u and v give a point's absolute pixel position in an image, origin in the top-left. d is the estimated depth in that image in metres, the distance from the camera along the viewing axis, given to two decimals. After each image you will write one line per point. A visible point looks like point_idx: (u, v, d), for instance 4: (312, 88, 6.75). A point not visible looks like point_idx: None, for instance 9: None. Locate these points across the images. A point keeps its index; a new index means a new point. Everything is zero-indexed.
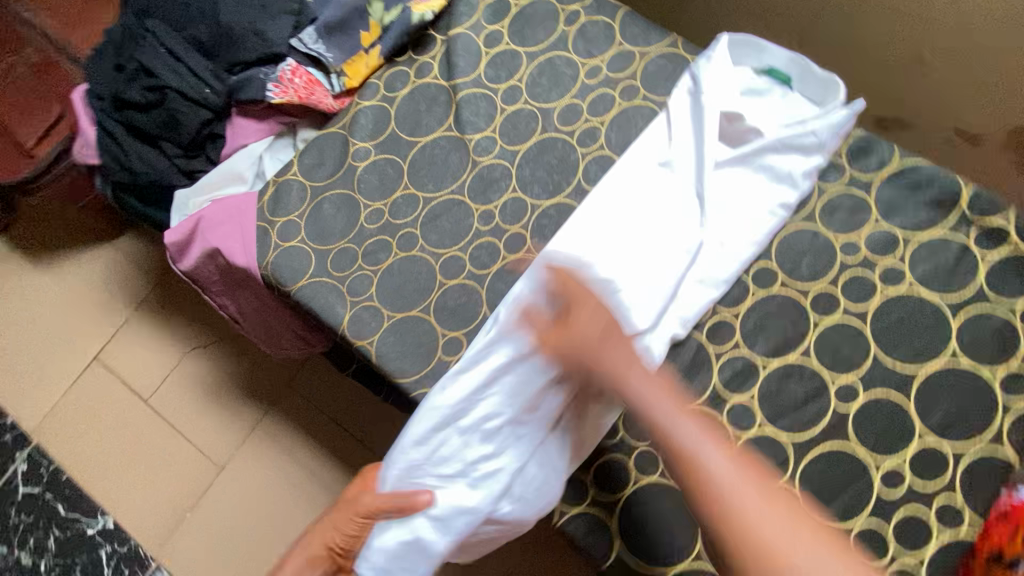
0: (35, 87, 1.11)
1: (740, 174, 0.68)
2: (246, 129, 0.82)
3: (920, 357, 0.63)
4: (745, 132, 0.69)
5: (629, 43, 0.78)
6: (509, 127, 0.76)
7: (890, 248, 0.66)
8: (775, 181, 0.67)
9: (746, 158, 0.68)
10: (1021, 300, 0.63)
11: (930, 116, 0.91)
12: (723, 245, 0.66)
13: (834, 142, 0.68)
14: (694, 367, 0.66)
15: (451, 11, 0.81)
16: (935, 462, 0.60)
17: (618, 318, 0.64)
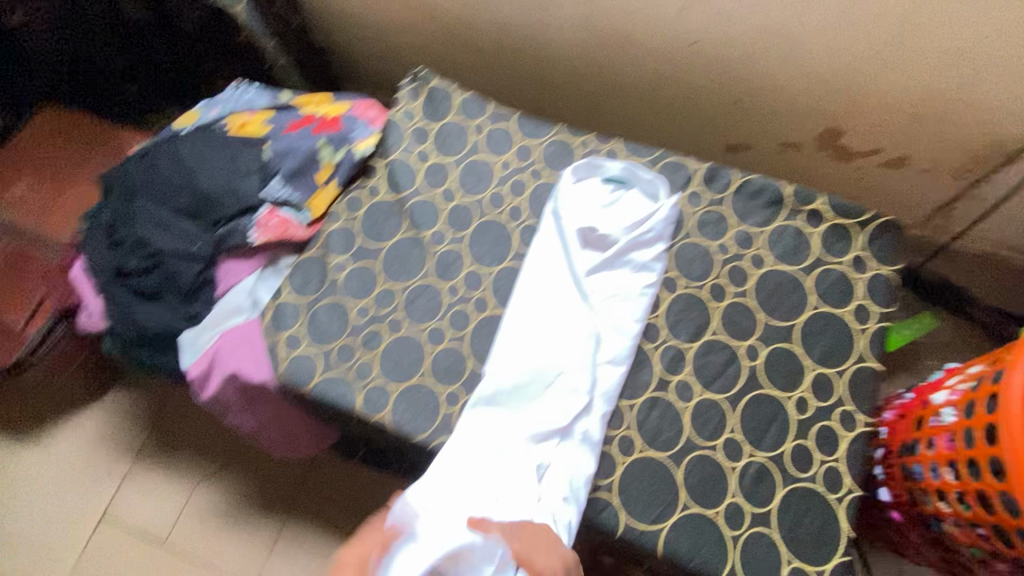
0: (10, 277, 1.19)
1: (611, 269, 0.88)
2: (237, 269, 0.97)
3: (793, 313, 0.85)
4: (604, 238, 0.89)
5: (527, 138, 1.03)
6: (452, 218, 0.96)
7: (750, 241, 0.90)
8: (637, 266, 0.88)
9: (609, 258, 0.88)
10: (845, 255, 0.88)
11: (758, 136, 1.21)
12: (612, 323, 0.85)
13: (668, 229, 0.90)
14: (638, 362, 0.84)
15: (384, 142, 1.03)
16: (826, 384, 0.80)
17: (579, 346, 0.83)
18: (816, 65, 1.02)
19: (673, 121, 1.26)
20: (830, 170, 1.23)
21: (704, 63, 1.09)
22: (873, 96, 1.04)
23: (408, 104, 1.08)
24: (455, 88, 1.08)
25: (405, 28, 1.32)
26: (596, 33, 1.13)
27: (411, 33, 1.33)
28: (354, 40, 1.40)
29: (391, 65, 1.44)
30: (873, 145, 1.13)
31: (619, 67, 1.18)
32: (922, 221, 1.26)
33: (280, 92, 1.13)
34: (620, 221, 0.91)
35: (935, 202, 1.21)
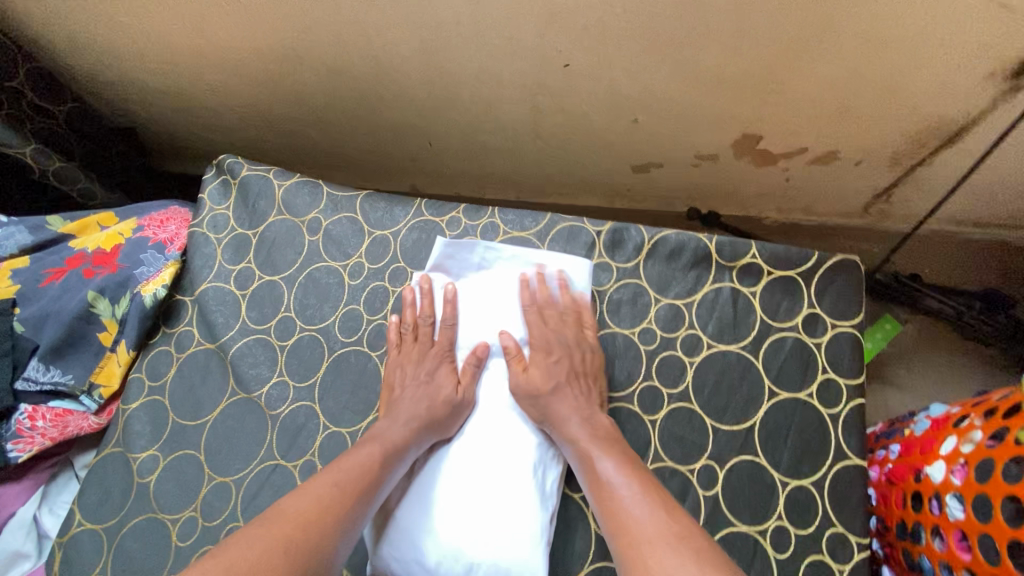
0: None
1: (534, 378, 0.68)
2: (2, 499, 0.68)
3: (747, 408, 0.66)
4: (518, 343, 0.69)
5: (378, 227, 0.78)
6: (294, 361, 0.72)
7: (678, 319, 0.71)
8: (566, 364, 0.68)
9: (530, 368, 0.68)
10: (795, 316, 0.69)
11: (666, 153, 1.02)
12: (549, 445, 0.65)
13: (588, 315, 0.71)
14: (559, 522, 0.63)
15: (190, 270, 0.77)
16: (804, 501, 0.62)
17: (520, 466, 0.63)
18: (715, 71, 0.82)
19: (568, 149, 1.05)
20: (754, 175, 1.05)
21: (585, 84, 0.88)
22: (787, 96, 0.86)
23: (216, 208, 0.81)
24: (273, 173, 0.81)
25: (220, 91, 1.04)
26: (448, 66, 0.90)
27: (229, 95, 1.05)
28: (162, 113, 1.11)
29: (220, 133, 1.16)
30: (797, 146, 0.96)
31: (488, 101, 0.96)
32: (863, 211, 1.11)
33: (43, 221, 0.83)
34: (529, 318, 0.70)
35: (874, 192, 1.06)
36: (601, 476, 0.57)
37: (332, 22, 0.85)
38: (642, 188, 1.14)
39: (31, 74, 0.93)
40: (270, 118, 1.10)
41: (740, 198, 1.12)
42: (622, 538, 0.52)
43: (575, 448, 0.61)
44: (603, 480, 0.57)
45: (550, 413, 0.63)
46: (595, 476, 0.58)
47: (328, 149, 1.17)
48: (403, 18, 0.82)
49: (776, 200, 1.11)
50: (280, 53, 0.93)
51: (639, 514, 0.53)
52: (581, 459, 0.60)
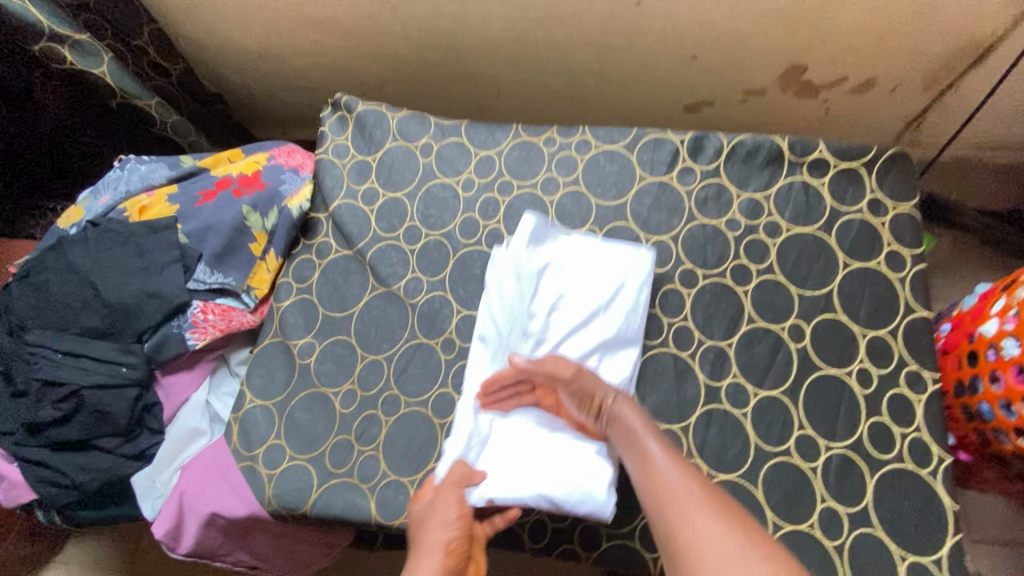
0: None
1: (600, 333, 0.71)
2: (180, 384, 0.81)
3: (825, 276, 0.77)
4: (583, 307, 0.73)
5: (483, 148, 0.89)
6: (424, 260, 0.82)
7: (758, 208, 0.81)
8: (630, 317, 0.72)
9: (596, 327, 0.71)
10: (861, 201, 0.80)
11: (719, 89, 1.13)
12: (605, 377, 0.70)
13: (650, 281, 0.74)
14: (657, 376, 0.74)
15: (321, 189, 0.87)
16: (883, 347, 0.73)
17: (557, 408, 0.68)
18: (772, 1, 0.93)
19: (629, 89, 1.15)
20: (797, 107, 1.16)
21: (651, 22, 0.99)
22: (834, 25, 0.96)
23: (336, 139, 0.91)
24: (385, 106, 0.92)
25: (310, 50, 1.14)
26: (529, 10, 1.00)
27: (317, 54, 1.15)
28: (251, 75, 1.22)
29: (301, 94, 1.26)
30: (839, 75, 1.07)
31: (558, 45, 1.07)
32: (896, 140, 1.22)
33: (180, 158, 0.94)
34: (599, 287, 0.73)
35: (907, 119, 1.16)
36: (643, 452, 0.58)
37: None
38: (690, 128, 1.24)
39: (151, 34, 1.04)
40: (350, 74, 1.20)
41: (782, 132, 1.23)
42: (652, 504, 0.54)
43: (619, 428, 0.62)
44: (640, 451, 0.58)
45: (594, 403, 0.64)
46: (635, 450, 0.59)
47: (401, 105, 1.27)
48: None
49: (816, 132, 1.22)
50: (373, 7, 1.03)
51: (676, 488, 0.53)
52: (625, 447, 0.60)
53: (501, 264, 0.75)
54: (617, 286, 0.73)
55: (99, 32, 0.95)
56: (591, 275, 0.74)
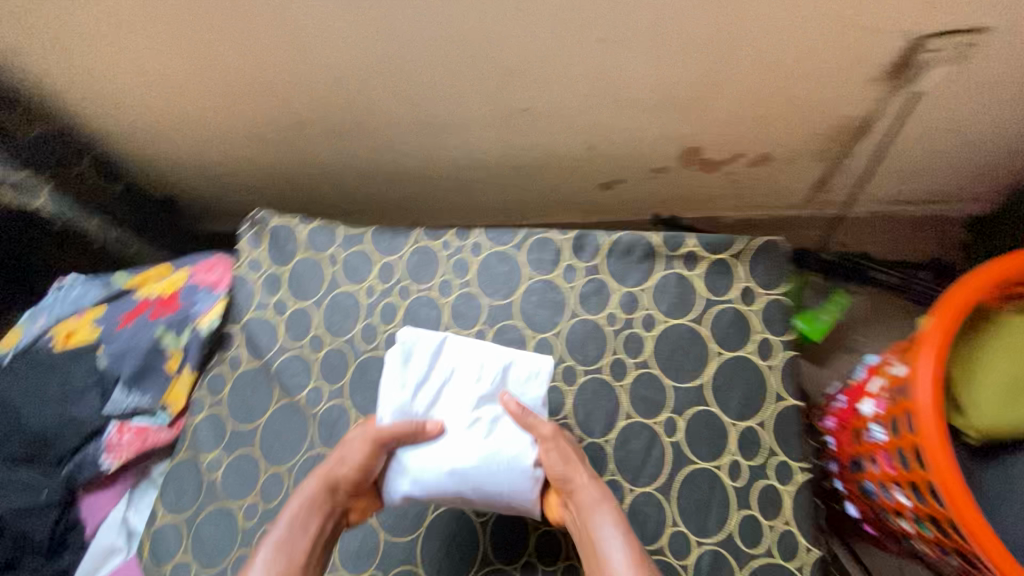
0: None
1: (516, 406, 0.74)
2: (100, 502, 0.85)
3: (698, 367, 0.80)
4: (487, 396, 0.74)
5: (385, 254, 0.94)
6: (326, 368, 0.87)
7: (636, 302, 0.85)
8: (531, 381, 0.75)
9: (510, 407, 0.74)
10: (733, 289, 0.83)
11: (624, 169, 1.19)
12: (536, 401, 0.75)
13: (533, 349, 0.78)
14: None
15: (234, 304, 0.94)
16: (752, 438, 0.75)
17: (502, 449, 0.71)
18: (651, 97, 0.99)
19: (540, 175, 1.21)
20: (704, 180, 1.21)
21: (546, 120, 1.05)
22: (715, 112, 1.02)
23: (252, 253, 0.98)
24: (296, 219, 0.99)
25: (241, 158, 1.22)
26: (429, 116, 1.07)
27: (248, 160, 1.23)
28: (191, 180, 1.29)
29: (240, 197, 1.34)
30: (734, 152, 1.12)
31: (467, 142, 1.13)
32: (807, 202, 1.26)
33: (111, 276, 1.00)
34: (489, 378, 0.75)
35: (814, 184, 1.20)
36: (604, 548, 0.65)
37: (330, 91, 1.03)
38: (609, 202, 1.29)
39: (93, 164, 1.16)
40: (282, 175, 1.27)
41: (697, 201, 1.27)
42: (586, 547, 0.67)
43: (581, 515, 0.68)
44: (606, 552, 0.65)
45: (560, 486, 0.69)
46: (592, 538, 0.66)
47: (333, 200, 1.34)
48: (390, 82, 1.00)
49: (729, 199, 1.26)
50: (288, 121, 1.12)
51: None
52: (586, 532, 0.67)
53: (405, 387, 0.75)
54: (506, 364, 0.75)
55: (40, 167, 1.08)
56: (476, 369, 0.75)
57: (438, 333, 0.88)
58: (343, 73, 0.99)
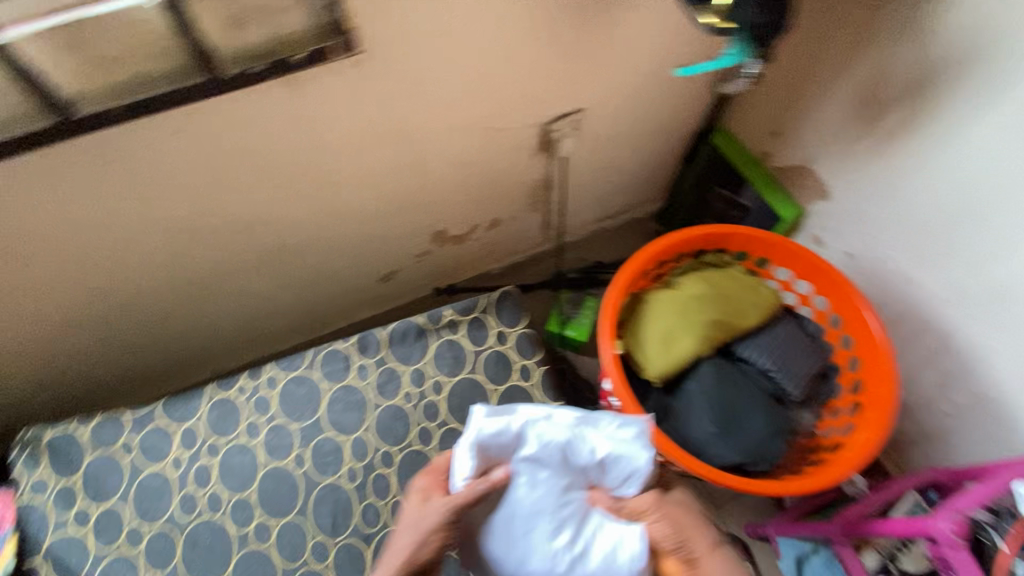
0: None
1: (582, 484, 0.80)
2: None
3: (485, 408, 0.99)
4: (574, 483, 0.79)
5: (182, 422, 0.98)
6: (153, 554, 0.90)
7: (423, 374, 1.02)
8: (627, 475, 0.80)
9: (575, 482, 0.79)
10: (490, 337, 1.05)
11: (392, 260, 1.36)
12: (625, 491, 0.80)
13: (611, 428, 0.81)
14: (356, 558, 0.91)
15: (28, 537, 0.90)
16: None
17: (603, 541, 0.73)
18: (383, 206, 1.17)
19: (320, 288, 1.32)
20: (462, 250, 1.44)
21: (304, 249, 1.18)
22: (441, 204, 1.26)
23: (31, 476, 0.93)
24: (72, 423, 0.96)
25: None
26: (186, 277, 1.11)
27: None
28: None
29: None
30: (472, 224, 1.37)
31: (238, 287, 1.20)
32: (548, 237, 1.59)
33: None
34: (585, 457, 0.79)
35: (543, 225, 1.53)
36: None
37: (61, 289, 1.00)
38: (393, 291, 1.46)
39: None
40: (39, 381, 1.17)
41: (465, 266, 1.51)
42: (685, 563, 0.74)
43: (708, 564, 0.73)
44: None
45: (692, 556, 0.74)
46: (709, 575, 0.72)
47: (113, 380, 1.28)
48: (128, 262, 1.01)
49: (488, 256, 1.53)
50: (25, 329, 1.04)
51: None
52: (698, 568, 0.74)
53: (464, 464, 0.77)
54: (610, 454, 0.79)
55: None
56: (569, 458, 0.79)
57: (258, 473, 0.95)
58: (79, 273, 0.99)
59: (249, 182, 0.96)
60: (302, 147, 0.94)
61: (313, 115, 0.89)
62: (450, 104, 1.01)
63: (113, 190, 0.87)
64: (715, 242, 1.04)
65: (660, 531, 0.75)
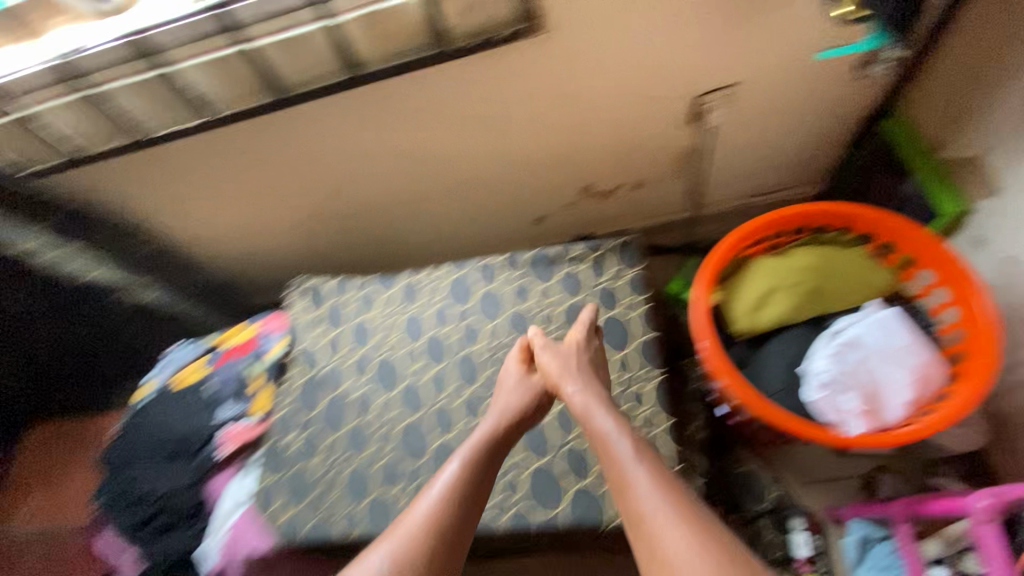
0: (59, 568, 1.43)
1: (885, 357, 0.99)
2: (220, 482, 1.25)
3: (591, 327, 1.23)
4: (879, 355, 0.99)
5: (385, 292, 1.40)
6: (357, 369, 1.31)
7: (548, 292, 1.29)
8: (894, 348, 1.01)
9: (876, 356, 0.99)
10: (606, 274, 1.27)
11: (545, 208, 1.63)
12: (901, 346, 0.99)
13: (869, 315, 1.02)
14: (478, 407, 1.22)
15: (291, 339, 1.38)
16: (626, 363, 1.18)
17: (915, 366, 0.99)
18: (538, 160, 1.44)
19: (486, 226, 1.64)
20: (607, 207, 1.65)
21: (483, 187, 1.50)
22: (596, 161, 1.47)
23: (297, 306, 1.43)
24: (325, 280, 1.45)
25: (264, 256, 1.64)
26: (398, 195, 1.48)
27: (271, 258, 1.66)
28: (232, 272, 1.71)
29: (237, 272, 1.70)
30: (619, 183, 1.56)
31: (432, 211, 1.57)
32: (693, 211, 1.67)
33: (205, 339, 1.45)
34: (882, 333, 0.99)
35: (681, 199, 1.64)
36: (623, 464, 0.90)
37: (323, 194, 1.45)
38: (545, 234, 1.72)
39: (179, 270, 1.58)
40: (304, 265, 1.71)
41: (609, 222, 1.71)
42: (625, 487, 0.88)
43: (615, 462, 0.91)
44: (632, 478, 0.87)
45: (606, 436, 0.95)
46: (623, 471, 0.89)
47: (321, 269, 1.71)
48: (361, 177, 1.41)
49: (630, 217, 1.69)
50: (299, 218, 1.53)
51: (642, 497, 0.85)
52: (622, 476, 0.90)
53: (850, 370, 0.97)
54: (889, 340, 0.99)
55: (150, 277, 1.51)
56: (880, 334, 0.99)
57: (426, 334, 1.32)
58: (339, 182, 1.42)
59: (453, 122, 1.28)
60: (498, 99, 1.24)
61: (501, 80, 1.20)
62: (606, 78, 1.23)
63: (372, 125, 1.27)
64: (846, 219, 1.09)
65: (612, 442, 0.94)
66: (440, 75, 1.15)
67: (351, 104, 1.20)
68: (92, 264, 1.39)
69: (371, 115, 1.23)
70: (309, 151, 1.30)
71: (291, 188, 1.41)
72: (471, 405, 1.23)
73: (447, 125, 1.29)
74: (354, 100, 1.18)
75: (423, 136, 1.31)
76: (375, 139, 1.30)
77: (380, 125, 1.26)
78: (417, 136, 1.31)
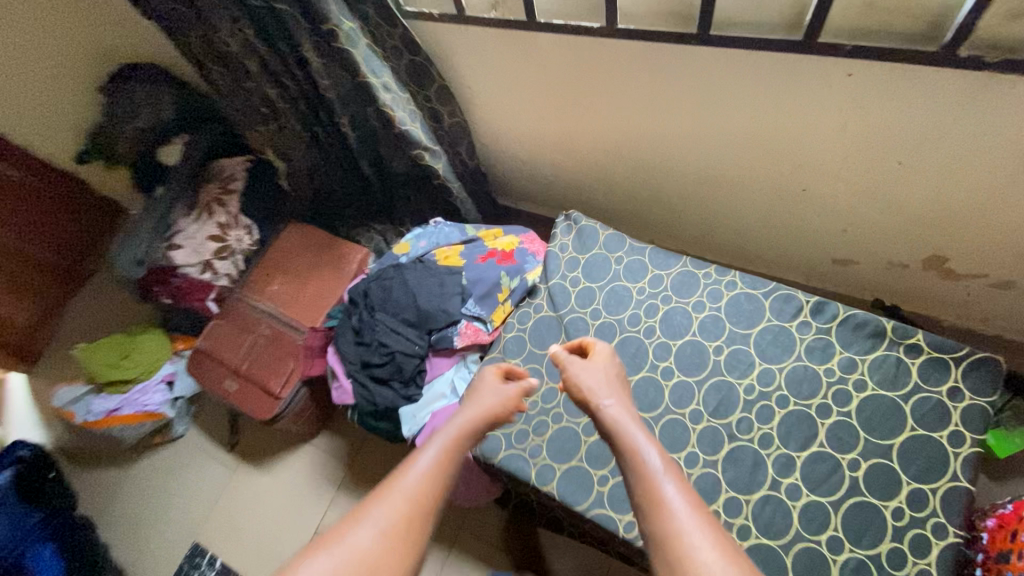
0: (271, 352, 1.64)
1: None
2: (440, 364, 1.30)
3: (893, 433, 1.01)
4: None
5: (658, 269, 1.26)
6: (600, 333, 1.23)
7: (854, 366, 1.07)
8: None
9: None
10: (941, 384, 1.01)
11: (868, 256, 1.36)
12: None
13: None
14: (716, 442, 1.07)
15: (546, 269, 1.33)
16: (920, 497, 0.95)
17: None
18: (903, 207, 1.18)
19: (782, 239, 1.44)
20: (937, 286, 1.33)
21: (813, 205, 1.29)
22: (973, 242, 1.18)
23: (562, 238, 1.37)
24: (599, 225, 1.35)
25: (542, 166, 1.62)
26: (720, 173, 1.34)
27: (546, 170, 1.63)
28: (502, 166, 1.71)
29: (508, 169, 1.71)
30: (980, 272, 1.24)
31: (735, 202, 1.40)
32: None
33: (466, 226, 1.47)
34: None
35: None
36: (651, 472, 0.79)
37: (646, 141, 1.35)
38: (837, 277, 1.47)
39: (469, 148, 1.61)
40: (575, 192, 1.68)
41: (926, 301, 1.39)
42: (649, 499, 0.76)
43: (636, 472, 0.81)
44: (657, 489, 0.77)
45: (627, 450, 0.85)
46: (646, 482, 0.78)
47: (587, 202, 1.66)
48: (700, 142, 1.27)
49: (955, 308, 1.37)
50: (602, 150, 1.46)
51: (674, 509, 0.74)
52: (647, 487, 0.78)
53: None
54: None
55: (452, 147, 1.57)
56: None
57: (686, 335, 1.17)
58: (663, 135, 1.31)
59: (852, 130, 1.08)
60: (928, 130, 1.01)
61: (951, 114, 0.96)
62: None
63: (747, 99, 1.11)
64: None
65: (630, 455, 0.84)
66: (891, 78, 0.94)
67: (754, 68, 1.04)
68: (406, 112, 1.38)
69: (769, 89, 1.07)
70: (669, 98, 1.19)
71: (623, 122, 1.33)
72: (704, 438, 1.08)
73: (843, 131, 1.08)
74: (767, 68, 1.03)
75: (802, 130, 1.12)
76: (748, 114, 1.14)
77: (768, 101, 1.10)
78: (798, 127, 1.12)
